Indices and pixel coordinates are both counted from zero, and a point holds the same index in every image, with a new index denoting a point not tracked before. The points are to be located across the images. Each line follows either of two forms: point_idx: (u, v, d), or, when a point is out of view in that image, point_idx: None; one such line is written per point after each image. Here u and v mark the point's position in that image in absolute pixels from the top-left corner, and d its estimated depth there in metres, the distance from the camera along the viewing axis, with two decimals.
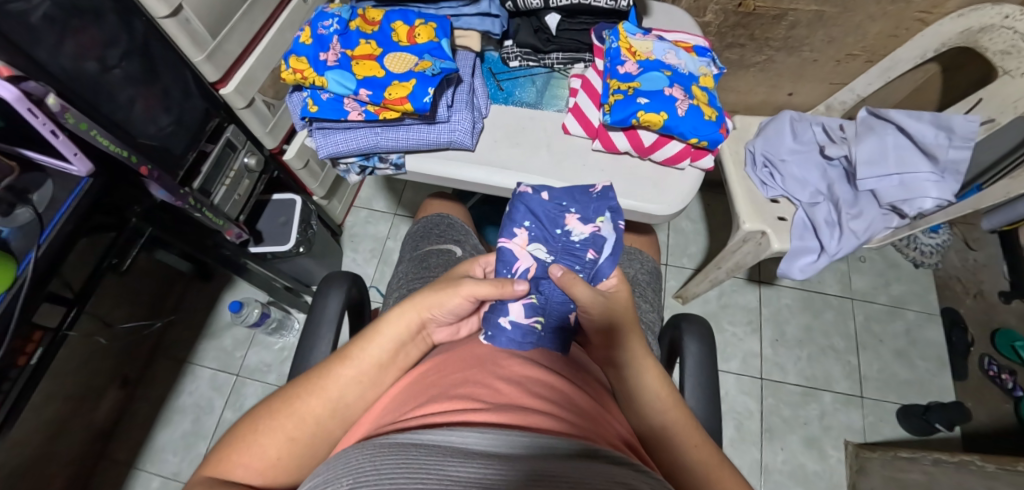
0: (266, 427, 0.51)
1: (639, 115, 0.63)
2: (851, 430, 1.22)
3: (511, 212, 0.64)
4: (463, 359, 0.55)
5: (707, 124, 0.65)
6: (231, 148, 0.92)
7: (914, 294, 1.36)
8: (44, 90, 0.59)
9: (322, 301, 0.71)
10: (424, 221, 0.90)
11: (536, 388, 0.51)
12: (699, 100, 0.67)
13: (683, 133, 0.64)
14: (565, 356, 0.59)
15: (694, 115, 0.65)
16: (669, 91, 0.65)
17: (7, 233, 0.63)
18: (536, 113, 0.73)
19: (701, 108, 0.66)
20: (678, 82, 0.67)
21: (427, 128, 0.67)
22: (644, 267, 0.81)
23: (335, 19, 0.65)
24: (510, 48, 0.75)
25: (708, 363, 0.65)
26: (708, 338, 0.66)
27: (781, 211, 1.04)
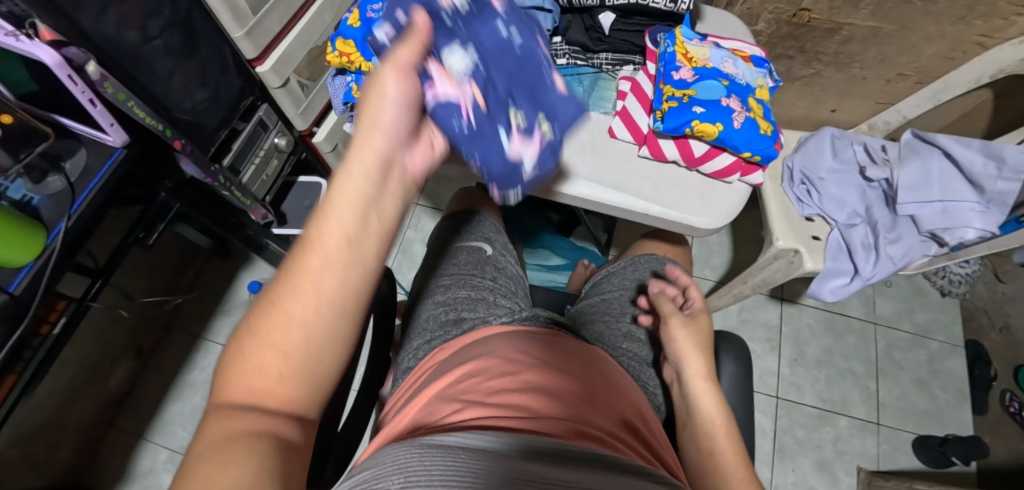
0: (254, 348, 0.36)
1: (693, 124, 0.61)
2: (865, 457, 1.21)
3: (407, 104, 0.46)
4: (497, 366, 0.56)
5: (762, 139, 0.62)
6: (263, 127, 0.90)
7: (938, 323, 1.35)
8: (85, 57, 0.58)
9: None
10: (456, 217, 0.89)
11: (568, 402, 0.52)
12: (755, 113, 0.64)
13: (738, 146, 0.62)
14: (587, 367, 0.60)
15: (750, 128, 0.62)
16: (726, 101, 0.63)
17: (39, 201, 0.63)
18: (583, 114, 0.71)
19: (757, 122, 0.63)
20: (735, 93, 0.64)
21: None
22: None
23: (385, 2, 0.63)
24: (559, 45, 0.72)
25: (743, 385, 0.65)
26: (746, 360, 0.66)
27: (816, 230, 1.01)
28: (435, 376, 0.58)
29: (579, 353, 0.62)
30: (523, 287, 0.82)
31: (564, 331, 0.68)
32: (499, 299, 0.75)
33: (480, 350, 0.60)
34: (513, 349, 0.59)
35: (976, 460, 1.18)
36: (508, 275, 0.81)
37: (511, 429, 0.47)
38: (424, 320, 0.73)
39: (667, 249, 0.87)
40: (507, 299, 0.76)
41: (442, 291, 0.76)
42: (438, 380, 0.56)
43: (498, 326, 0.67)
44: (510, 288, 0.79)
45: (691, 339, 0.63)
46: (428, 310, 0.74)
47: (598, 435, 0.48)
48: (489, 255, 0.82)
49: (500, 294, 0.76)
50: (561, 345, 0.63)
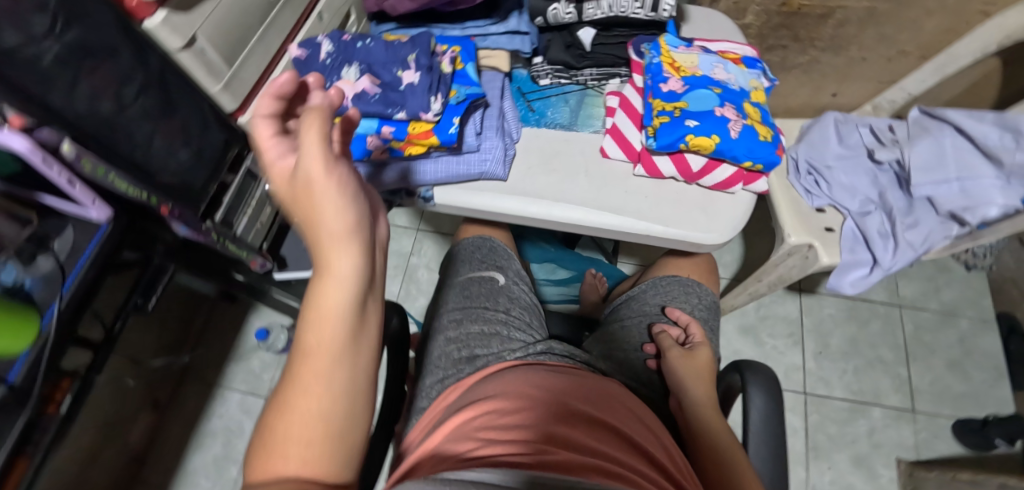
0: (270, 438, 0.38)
1: (688, 139, 0.58)
2: (903, 447, 1.16)
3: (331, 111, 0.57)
4: (511, 397, 0.56)
5: (763, 146, 0.59)
6: (252, 176, 0.88)
7: (967, 300, 1.29)
8: (59, 137, 0.57)
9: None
10: (466, 245, 0.86)
11: (580, 436, 0.51)
12: (754, 118, 0.61)
13: (739, 156, 0.59)
14: (603, 398, 0.58)
15: (749, 136, 0.59)
16: (720, 110, 0.60)
17: (32, 284, 0.60)
18: (573, 136, 0.69)
19: (755, 128, 0.60)
20: (729, 100, 0.61)
21: (456, 159, 0.63)
22: (702, 302, 0.83)
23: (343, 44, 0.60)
24: (541, 66, 0.70)
25: (772, 419, 0.63)
26: (775, 393, 0.65)
27: (829, 222, 0.97)
28: (451, 411, 0.57)
29: (592, 383, 0.60)
30: (538, 317, 0.79)
31: (582, 365, 0.67)
32: (512, 334, 0.71)
33: (493, 383, 0.59)
34: (525, 380, 0.58)
35: (1022, 441, 1.13)
36: (522, 304, 0.78)
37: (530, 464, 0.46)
38: (437, 358, 0.71)
39: (689, 267, 0.88)
40: (521, 331, 0.73)
41: (454, 328, 0.73)
42: (454, 414, 0.55)
43: (510, 360, 0.65)
44: (525, 319, 0.76)
45: (694, 366, 0.67)
46: (439, 349, 0.71)
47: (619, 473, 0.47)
48: (501, 285, 0.79)
49: (514, 327, 0.73)
50: (577, 377, 0.61)
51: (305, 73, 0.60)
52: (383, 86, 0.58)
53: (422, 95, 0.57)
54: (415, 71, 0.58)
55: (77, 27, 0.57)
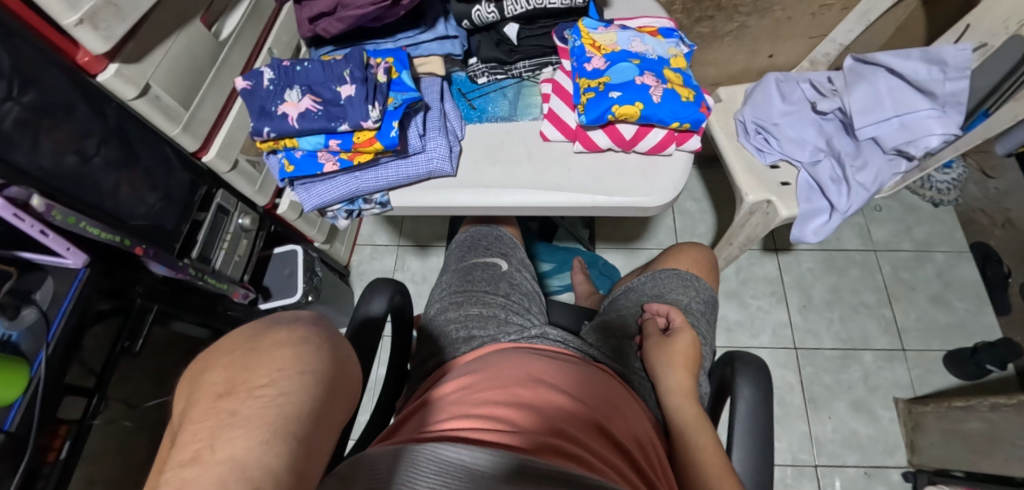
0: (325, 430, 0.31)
1: (614, 110, 0.62)
2: (899, 387, 1.20)
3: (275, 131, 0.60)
4: (490, 378, 0.53)
5: (685, 106, 0.63)
6: (224, 212, 0.92)
7: (939, 235, 1.33)
8: (27, 193, 0.61)
9: (364, 310, 0.67)
10: (472, 233, 0.87)
11: (559, 414, 0.49)
12: (674, 82, 0.65)
13: (664, 119, 0.62)
14: (585, 379, 0.56)
15: (671, 100, 0.63)
16: (640, 79, 0.63)
17: (18, 336, 0.65)
18: (513, 127, 0.72)
19: (676, 91, 0.64)
20: (649, 69, 0.65)
21: (404, 162, 0.66)
22: (699, 296, 0.78)
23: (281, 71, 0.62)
24: (476, 65, 0.72)
25: (761, 411, 0.59)
26: (766, 385, 0.60)
27: (784, 176, 1.01)
28: (435, 387, 0.57)
29: (581, 368, 0.59)
30: (539, 304, 0.78)
31: (574, 349, 0.63)
32: (510, 317, 0.70)
33: (477, 362, 0.58)
34: (509, 361, 0.56)
35: (1013, 363, 1.15)
36: (524, 290, 0.78)
37: (500, 443, 0.44)
38: (436, 339, 0.70)
39: (689, 262, 0.84)
40: (518, 315, 0.72)
41: (456, 308, 0.72)
42: (437, 389, 0.55)
43: (504, 342, 0.63)
44: (525, 304, 0.75)
45: (671, 355, 0.64)
46: (441, 328, 0.71)
47: (583, 453, 0.45)
48: (505, 271, 0.79)
49: (511, 311, 0.72)
50: (565, 361, 0.59)
51: (251, 101, 0.61)
52: (325, 101, 0.60)
53: (360, 106, 0.59)
54: (352, 84, 0.60)
55: (34, 90, 0.61)
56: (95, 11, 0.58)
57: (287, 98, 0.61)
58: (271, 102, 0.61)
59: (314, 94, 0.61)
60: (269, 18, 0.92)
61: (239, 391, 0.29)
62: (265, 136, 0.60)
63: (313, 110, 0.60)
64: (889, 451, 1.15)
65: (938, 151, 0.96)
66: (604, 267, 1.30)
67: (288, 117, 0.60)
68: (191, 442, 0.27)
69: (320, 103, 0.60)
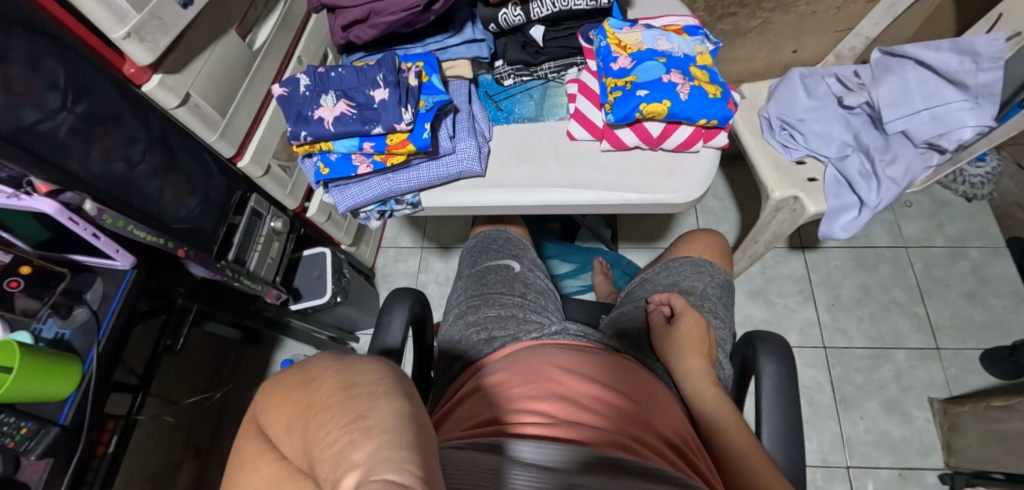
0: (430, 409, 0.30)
1: (642, 108, 0.62)
2: (933, 387, 1.18)
3: (311, 133, 0.62)
4: (522, 374, 0.54)
5: (713, 103, 0.63)
6: (258, 216, 0.95)
7: (973, 231, 1.30)
8: (80, 197, 0.64)
9: (387, 320, 0.69)
10: (482, 236, 0.86)
11: (594, 405, 0.50)
12: (701, 79, 0.65)
13: (691, 116, 0.63)
14: (615, 369, 0.57)
15: (698, 97, 0.63)
16: (667, 77, 0.64)
17: (71, 334, 0.69)
18: (539, 128, 0.73)
19: (702, 88, 0.64)
20: (675, 66, 0.65)
21: (434, 163, 0.67)
22: (714, 280, 0.76)
23: (317, 76, 0.65)
24: (502, 68, 0.73)
25: (787, 387, 0.58)
26: (789, 363, 0.59)
27: (811, 172, 1.00)
28: (468, 385, 0.58)
29: (610, 356, 0.59)
30: (555, 301, 0.78)
31: (595, 342, 0.64)
32: (528, 315, 0.70)
33: (506, 358, 0.59)
34: (537, 355, 0.57)
35: None
36: (537, 290, 0.77)
37: (545, 437, 0.46)
38: (459, 342, 0.71)
39: (701, 249, 0.82)
40: (537, 313, 0.72)
41: (472, 312, 0.73)
42: (471, 387, 0.56)
43: (526, 341, 0.63)
44: (540, 302, 0.75)
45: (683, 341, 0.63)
46: (461, 331, 0.71)
47: (625, 443, 0.46)
48: (516, 273, 0.78)
49: (529, 310, 0.72)
50: (590, 351, 0.59)
51: (288, 106, 0.63)
52: (358, 105, 0.62)
53: (394, 109, 0.60)
54: (385, 88, 0.61)
55: (86, 101, 0.64)
56: (142, 24, 0.61)
57: (322, 102, 0.63)
58: (308, 105, 0.63)
59: (347, 97, 0.62)
60: (298, 27, 0.95)
61: (363, 386, 0.27)
62: (302, 140, 0.63)
63: (347, 113, 0.62)
64: (924, 453, 1.14)
65: (972, 143, 0.94)
66: (626, 267, 1.29)
67: (323, 121, 0.62)
68: (329, 444, 0.25)
69: (353, 107, 0.62)
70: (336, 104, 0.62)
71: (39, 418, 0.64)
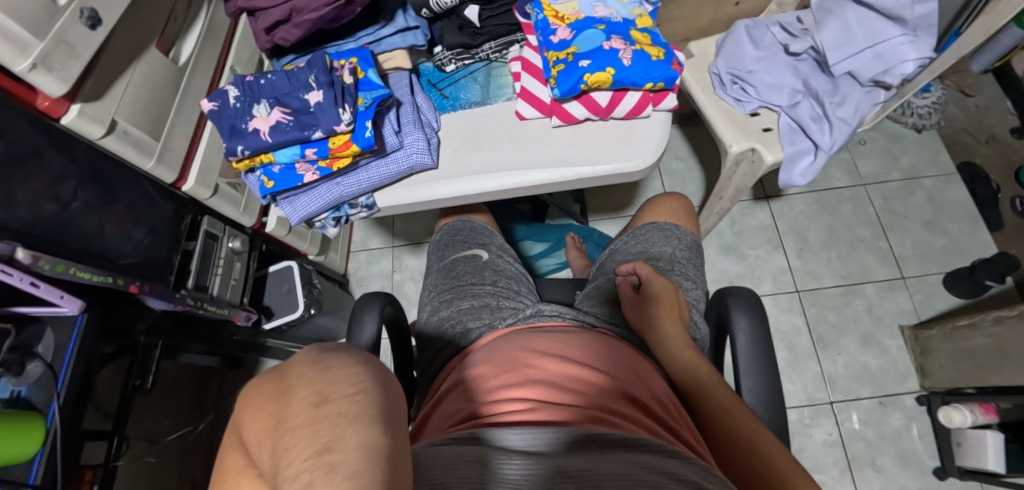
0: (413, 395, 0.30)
1: (586, 79, 0.61)
2: (903, 315, 1.23)
3: (249, 146, 0.59)
4: (501, 363, 0.54)
5: (657, 65, 0.62)
6: (213, 239, 0.91)
7: (926, 160, 1.34)
8: (10, 247, 0.59)
9: (358, 329, 0.67)
10: (448, 229, 0.84)
11: (572, 384, 0.50)
12: (642, 42, 0.64)
13: (636, 81, 0.62)
14: (593, 348, 0.56)
15: (641, 61, 0.62)
16: (608, 44, 0.62)
17: (27, 390, 0.66)
18: (488, 111, 0.70)
19: (645, 51, 0.63)
20: (615, 32, 0.64)
21: (384, 161, 0.64)
22: (682, 243, 0.76)
23: (246, 87, 0.61)
24: (441, 54, 0.70)
25: (760, 338, 0.59)
26: (761, 315, 0.60)
27: (765, 122, 1.01)
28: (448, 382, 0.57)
29: (587, 335, 0.59)
30: (528, 284, 0.77)
31: (570, 321, 0.64)
32: (501, 302, 0.69)
33: (482, 351, 0.58)
34: (514, 343, 0.56)
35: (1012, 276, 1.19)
36: (508, 275, 0.76)
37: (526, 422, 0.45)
38: (435, 339, 0.69)
39: (667, 213, 0.81)
40: (510, 299, 0.71)
41: (444, 307, 0.71)
42: (451, 384, 0.55)
43: (503, 328, 0.63)
44: (512, 287, 0.73)
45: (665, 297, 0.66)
46: (436, 328, 0.70)
47: (605, 417, 0.46)
48: (485, 261, 0.77)
49: (502, 297, 0.71)
50: (567, 332, 0.59)
51: (220, 121, 0.59)
52: (295, 111, 0.59)
53: (331, 111, 0.57)
54: (319, 90, 0.58)
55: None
56: (45, 52, 0.56)
57: (256, 112, 0.60)
58: (241, 117, 0.60)
59: (282, 104, 0.60)
60: (226, 36, 0.90)
61: (337, 399, 0.25)
62: (240, 154, 0.59)
63: (284, 121, 0.59)
64: (901, 380, 1.19)
65: (914, 77, 0.96)
66: (599, 239, 1.29)
67: (260, 131, 0.59)
68: (296, 475, 0.23)
69: (290, 113, 0.59)
70: (271, 112, 0.59)
71: (8, 482, 0.63)
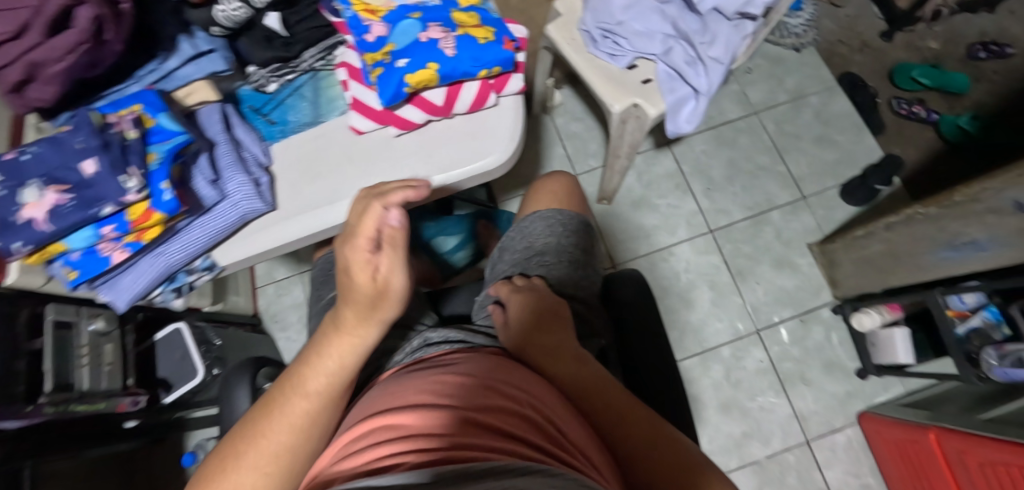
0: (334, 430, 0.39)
1: (407, 80, 0.54)
2: (809, 232, 1.28)
3: (23, 240, 0.46)
4: (382, 395, 0.48)
5: (485, 49, 0.56)
6: (66, 327, 0.78)
7: (808, 78, 1.37)
8: None
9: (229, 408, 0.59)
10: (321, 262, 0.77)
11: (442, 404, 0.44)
12: (466, 24, 0.57)
13: (464, 69, 0.55)
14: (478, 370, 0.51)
15: (466, 46, 0.55)
16: (425, 35, 0.55)
17: None
18: (322, 131, 0.62)
19: (469, 35, 0.56)
20: (434, 20, 0.57)
21: (207, 217, 0.55)
22: (567, 227, 0.72)
23: None
24: (257, 73, 0.61)
25: (645, 312, 0.66)
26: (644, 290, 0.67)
27: (642, 74, 0.98)
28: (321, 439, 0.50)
29: (474, 358, 0.54)
30: (417, 306, 0.71)
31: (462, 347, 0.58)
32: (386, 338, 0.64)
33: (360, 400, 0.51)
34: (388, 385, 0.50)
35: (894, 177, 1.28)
36: (393, 303, 0.69)
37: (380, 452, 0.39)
38: None
39: (549, 197, 0.77)
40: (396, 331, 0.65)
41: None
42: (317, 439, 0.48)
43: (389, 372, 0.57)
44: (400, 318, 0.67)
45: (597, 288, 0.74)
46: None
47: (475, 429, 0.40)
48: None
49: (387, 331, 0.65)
50: (453, 359, 0.54)
51: None
52: (76, 184, 0.48)
53: (111, 180, 0.48)
54: (94, 154, 0.48)
55: None
56: None
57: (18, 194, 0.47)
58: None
59: (54, 178, 0.47)
60: None
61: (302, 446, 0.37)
62: (18, 252, 0.47)
63: (65, 200, 0.47)
64: (816, 294, 1.25)
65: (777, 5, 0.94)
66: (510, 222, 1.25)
67: (35, 219, 0.46)
68: None
69: (69, 189, 0.48)
70: (41, 191, 0.47)
71: None
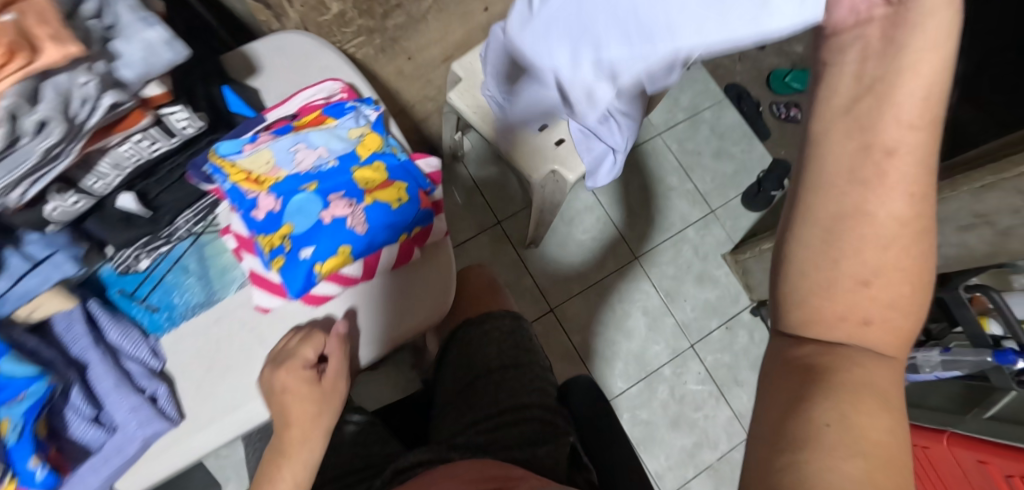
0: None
1: (317, 269, 0.51)
2: (722, 244, 1.35)
3: None
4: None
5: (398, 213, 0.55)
6: None
7: (699, 94, 1.43)
8: None
9: None
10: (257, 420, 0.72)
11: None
12: (371, 186, 0.55)
13: (381, 240, 0.54)
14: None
15: (377, 212, 0.54)
16: (327, 214, 0.53)
17: None
18: (220, 312, 0.54)
19: (379, 201, 0.54)
20: (334, 187, 0.54)
21: (90, 461, 0.45)
22: (506, 329, 0.79)
23: None
24: (122, 254, 0.50)
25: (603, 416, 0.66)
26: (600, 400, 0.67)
27: (557, 134, 0.98)
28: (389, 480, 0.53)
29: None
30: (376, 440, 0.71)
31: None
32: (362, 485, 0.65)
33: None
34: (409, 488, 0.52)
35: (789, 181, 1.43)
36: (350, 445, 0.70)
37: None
38: None
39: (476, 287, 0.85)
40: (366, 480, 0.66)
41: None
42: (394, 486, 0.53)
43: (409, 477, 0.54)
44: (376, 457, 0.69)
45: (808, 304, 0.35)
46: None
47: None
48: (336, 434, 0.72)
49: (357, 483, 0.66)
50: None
51: None
52: None
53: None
54: None
55: None
56: None
57: None
58: None
59: None
60: None
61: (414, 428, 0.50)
62: None
63: None
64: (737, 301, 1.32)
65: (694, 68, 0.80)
66: None
67: None
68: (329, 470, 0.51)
69: None
70: None
71: None
